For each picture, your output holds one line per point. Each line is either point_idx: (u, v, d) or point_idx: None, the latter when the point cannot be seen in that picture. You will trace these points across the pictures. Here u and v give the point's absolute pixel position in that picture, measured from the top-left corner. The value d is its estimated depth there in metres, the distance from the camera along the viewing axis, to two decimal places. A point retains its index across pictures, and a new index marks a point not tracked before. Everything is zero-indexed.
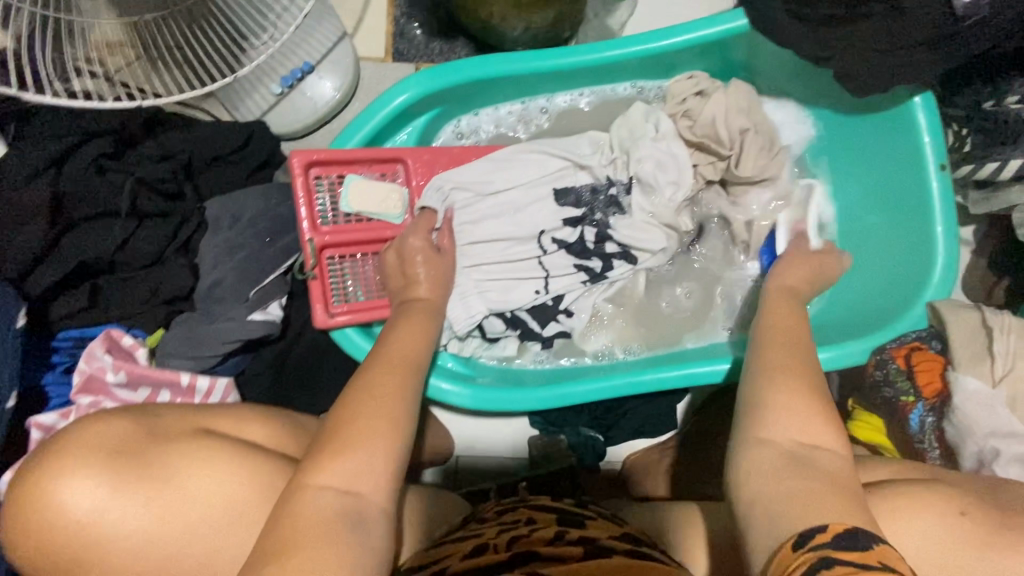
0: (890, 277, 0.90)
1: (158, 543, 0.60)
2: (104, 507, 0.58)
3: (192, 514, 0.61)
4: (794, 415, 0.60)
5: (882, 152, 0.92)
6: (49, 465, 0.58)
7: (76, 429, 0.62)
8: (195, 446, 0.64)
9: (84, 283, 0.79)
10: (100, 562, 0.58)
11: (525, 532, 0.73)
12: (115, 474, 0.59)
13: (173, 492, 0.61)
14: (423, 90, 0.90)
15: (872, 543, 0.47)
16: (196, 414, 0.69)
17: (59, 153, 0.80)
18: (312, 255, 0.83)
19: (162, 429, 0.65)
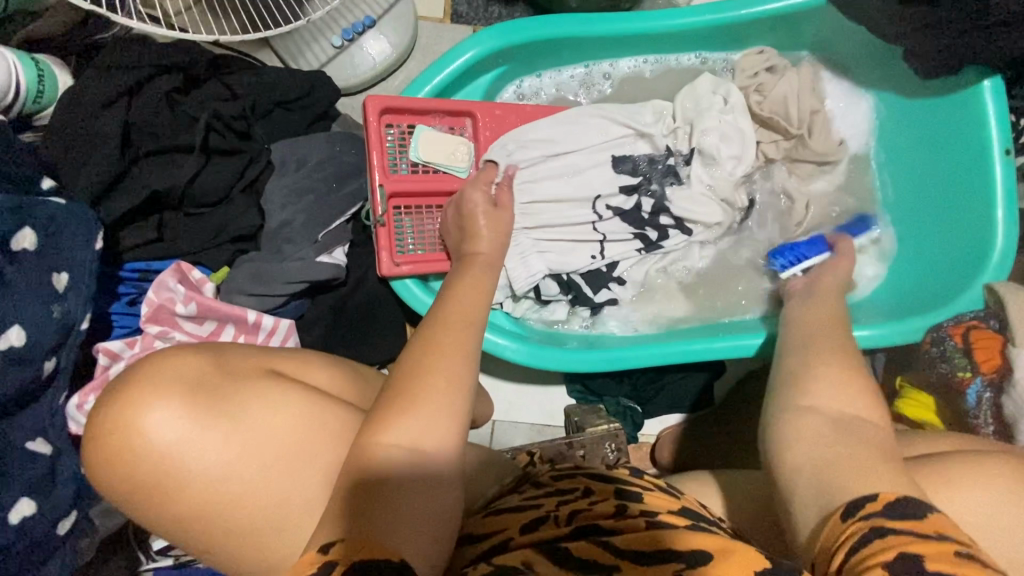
0: (947, 260, 0.92)
1: (236, 489, 0.53)
2: (187, 442, 0.52)
3: (270, 461, 0.54)
4: (846, 393, 0.55)
5: (944, 135, 0.93)
6: (126, 391, 0.53)
7: (153, 358, 0.56)
8: (271, 387, 0.57)
9: (153, 215, 0.79)
10: (170, 503, 0.52)
11: (588, 505, 0.61)
12: (192, 404, 0.53)
13: (251, 432, 0.54)
14: (494, 45, 0.89)
15: (926, 512, 0.44)
16: (263, 350, 0.63)
17: (132, 83, 0.80)
18: (381, 201, 0.83)
19: (235, 366, 0.59)
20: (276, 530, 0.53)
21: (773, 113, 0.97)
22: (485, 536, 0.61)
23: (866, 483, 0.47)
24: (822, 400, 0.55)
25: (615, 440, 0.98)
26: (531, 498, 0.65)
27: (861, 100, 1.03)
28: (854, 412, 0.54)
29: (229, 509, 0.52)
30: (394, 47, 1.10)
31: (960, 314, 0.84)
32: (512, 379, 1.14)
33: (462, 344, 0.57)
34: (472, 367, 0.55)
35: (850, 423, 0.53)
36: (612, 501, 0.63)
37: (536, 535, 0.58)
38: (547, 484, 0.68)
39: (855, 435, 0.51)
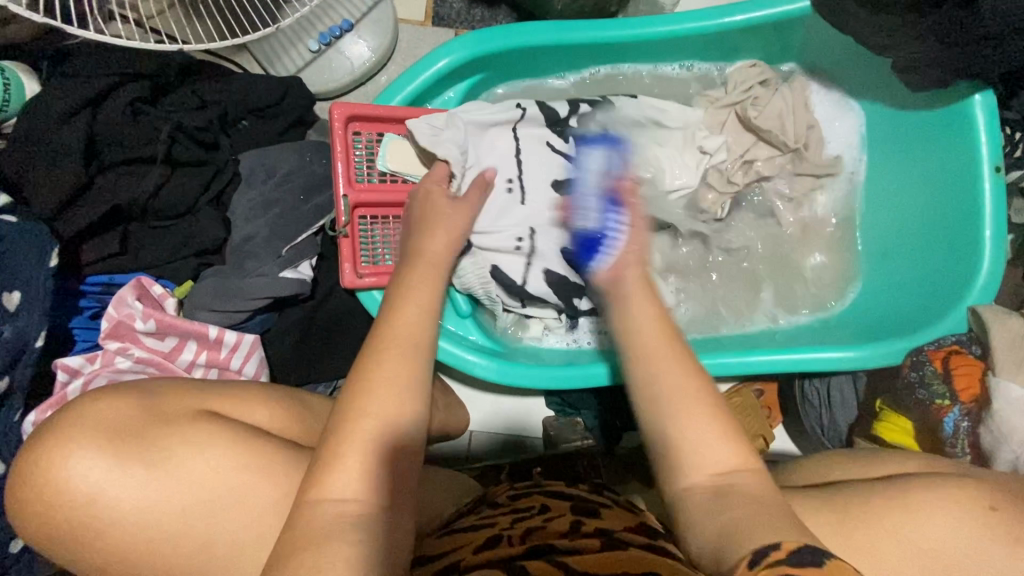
0: (931, 283, 0.89)
1: (156, 531, 0.56)
2: (105, 487, 0.55)
3: (195, 499, 0.57)
4: (705, 440, 0.55)
5: (930, 148, 0.91)
6: (51, 438, 0.56)
7: (87, 404, 0.59)
8: (198, 431, 0.60)
9: (116, 228, 0.78)
10: (99, 542, 0.55)
11: (540, 524, 0.66)
12: (116, 452, 0.56)
13: (175, 475, 0.57)
14: (470, 54, 0.87)
15: (825, 555, 0.41)
16: (200, 393, 0.65)
17: (94, 93, 0.78)
18: (346, 212, 0.82)
19: (163, 412, 0.61)
20: (213, 556, 0.57)
21: (768, 127, 0.94)
22: (437, 555, 0.65)
23: (756, 534, 0.46)
24: (694, 467, 0.54)
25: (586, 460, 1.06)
26: (486, 518, 0.70)
27: (849, 113, 1.00)
28: (726, 467, 0.54)
29: (157, 544, 0.56)
30: (372, 51, 1.08)
31: (941, 337, 0.82)
32: (488, 389, 1.13)
33: (405, 382, 0.58)
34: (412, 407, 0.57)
35: (727, 480, 0.53)
36: (567, 519, 0.67)
37: (487, 554, 0.61)
38: (503, 504, 0.74)
39: (736, 494, 0.51)
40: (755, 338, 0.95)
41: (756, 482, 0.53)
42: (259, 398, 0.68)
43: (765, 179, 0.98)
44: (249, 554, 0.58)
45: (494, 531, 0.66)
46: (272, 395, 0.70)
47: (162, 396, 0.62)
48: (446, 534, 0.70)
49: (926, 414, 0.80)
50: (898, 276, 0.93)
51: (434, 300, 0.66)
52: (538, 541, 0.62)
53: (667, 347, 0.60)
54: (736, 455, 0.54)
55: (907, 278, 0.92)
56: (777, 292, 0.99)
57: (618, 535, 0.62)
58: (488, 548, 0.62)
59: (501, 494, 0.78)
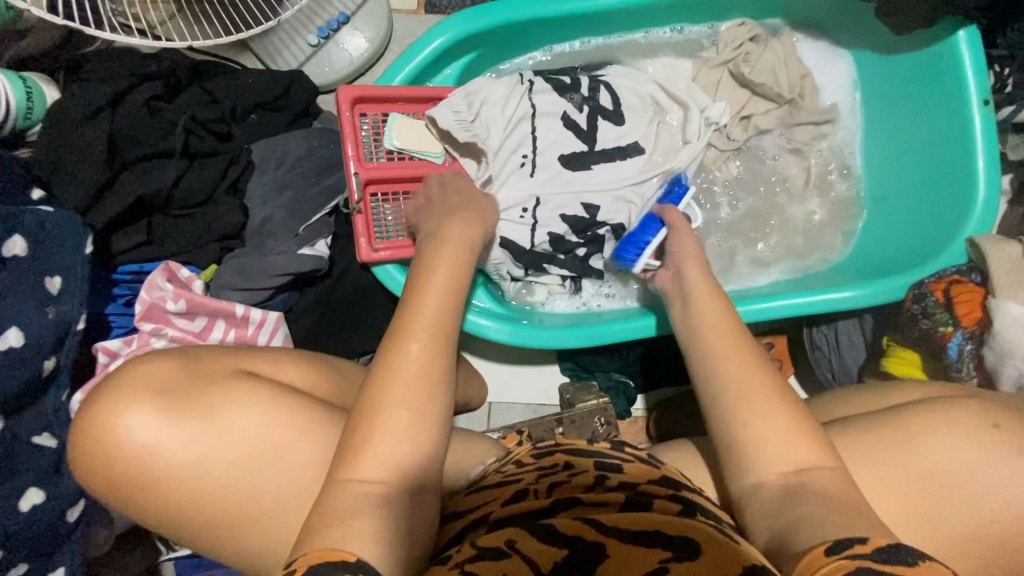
0: (931, 218, 0.90)
1: (206, 481, 0.61)
2: (159, 439, 0.60)
3: (240, 452, 0.62)
4: (776, 435, 0.59)
5: (919, 91, 0.92)
6: (103, 399, 0.62)
7: (130, 368, 0.64)
8: (237, 388, 0.65)
9: (142, 219, 0.83)
10: (155, 491, 0.61)
11: (565, 478, 0.69)
12: (166, 409, 0.62)
13: (220, 429, 0.62)
14: (463, 31, 0.90)
15: (914, 559, 0.47)
16: (236, 354, 0.71)
17: (114, 93, 0.83)
18: (358, 188, 0.85)
19: (204, 371, 0.67)
20: (258, 504, 0.62)
21: (761, 81, 0.97)
22: (470, 510, 0.70)
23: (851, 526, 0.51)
24: (772, 452, 0.59)
25: (604, 414, 1.02)
26: (512, 474, 0.73)
27: (839, 62, 1.02)
28: (802, 464, 0.58)
29: (209, 491, 0.61)
30: (369, 41, 1.12)
31: (940, 269, 0.83)
32: (502, 360, 1.17)
33: (433, 362, 0.61)
34: (437, 370, 0.61)
35: (801, 481, 0.57)
36: (590, 471, 0.70)
37: (517, 508, 0.66)
38: (528, 461, 0.75)
39: (808, 492, 0.56)
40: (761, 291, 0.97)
41: (836, 480, 0.57)
42: (287, 359, 0.73)
43: (762, 132, 1.00)
44: (291, 500, 0.62)
45: (520, 485, 0.69)
46: (298, 357, 0.75)
47: (202, 358, 0.69)
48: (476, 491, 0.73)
49: (930, 343, 0.82)
50: (898, 218, 0.95)
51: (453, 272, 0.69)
52: (563, 494, 0.66)
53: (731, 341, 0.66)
54: (818, 454, 0.58)
55: (905, 218, 0.94)
56: (778, 242, 1.01)
57: (642, 489, 0.66)
58: (517, 502, 0.66)
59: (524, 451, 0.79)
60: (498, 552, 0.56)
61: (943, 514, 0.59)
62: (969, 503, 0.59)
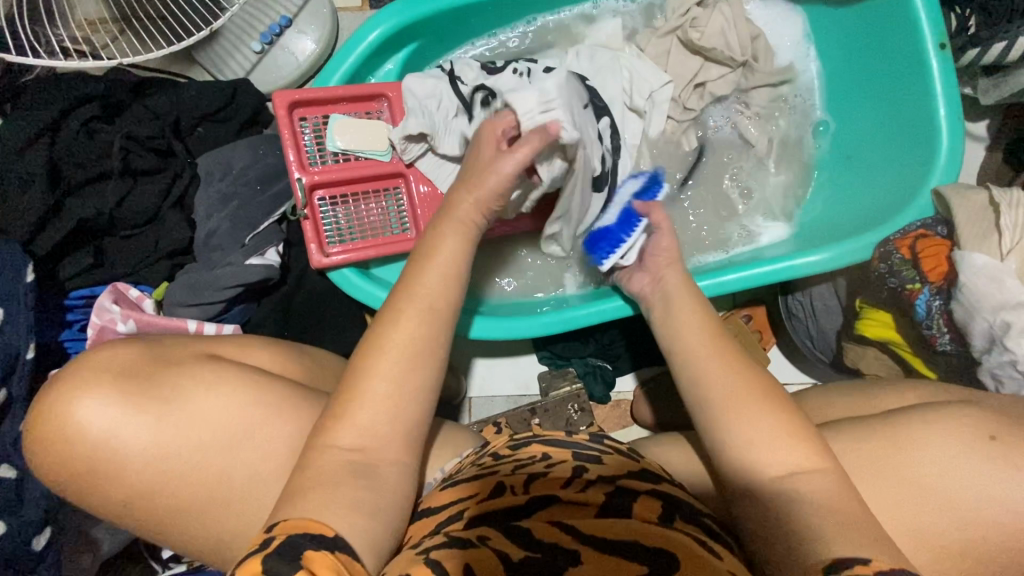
0: (896, 173, 0.87)
1: (166, 466, 0.59)
2: (116, 425, 0.59)
3: (210, 434, 0.61)
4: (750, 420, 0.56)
5: (877, 41, 0.89)
6: (61, 386, 0.60)
7: (92, 353, 0.63)
8: (201, 372, 0.63)
9: (89, 242, 0.82)
10: (112, 482, 0.59)
11: (541, 470, 0.67)
12: (127, 393, 0.60)
13: (184, 413, 0.61)
14: (399, 22, 0.88)
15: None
16: (201, 341, 0.70)
17: (52, 118, 0.82)
18: (301, 194, 0.84)
19: (169, 356, 0.65)
20: (211, 519, 0.60)
21: (712, 47, 0.93)
22: (443, 508, 0.66)
23: (839, 538, 0.49)
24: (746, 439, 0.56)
25: (576, 401, 1.06)
26: (488, 466, 0.70)
27: (791, 17, 0.98)
28: (796, 466, 0.55)
29: (170, 476, 0.60)
30: (315, 42, 1.10)
31: (908, 224, 0.81)
32: (479, 354, 1.15)
33: (412, 361, 0.59)
34: (420, 376, 0.59)
35: (790, 481, 0.54)
36: (568, 463, 0.69)
37: (495, 504, 0.63)
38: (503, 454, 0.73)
39: (803, 500, 0.52)
40: (734, 259, 0.94)
41: (833, 483, 0.54)
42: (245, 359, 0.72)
43: (718, 99, 0.97)
44: (242, 516, 0.61)
45: (495, 477, 0.67)
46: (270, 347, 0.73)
47: (167, 345, 0.67)
48: (449, 484, 0.70)
49: (900, 300, 0.79)
50: (868, 172, 0.91)
51: (459, 255, 0.65)
52: (541, 489, 0.64)
53: (707, 334, 0.64)
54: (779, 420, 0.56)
55: (875, 173, 0.90)
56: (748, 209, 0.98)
57: (622, 483, 0.66)
58: (494, 498, 0.64)
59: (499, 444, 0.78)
60: (466, 542, 0.58)
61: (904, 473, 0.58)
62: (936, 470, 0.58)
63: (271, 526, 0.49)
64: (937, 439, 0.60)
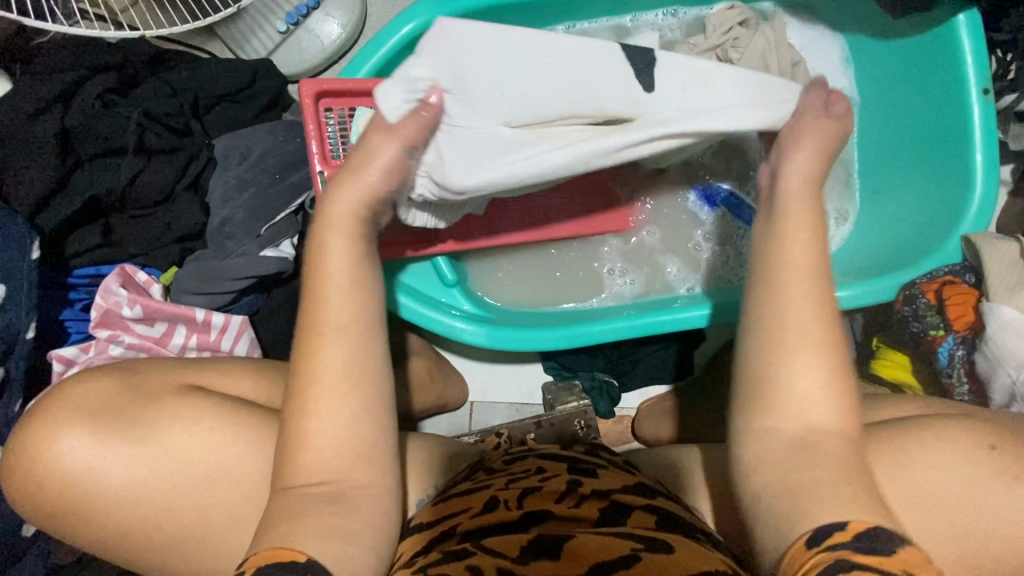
0: (927, 213, 0.86)
1: (142, 505, 0.57)
2: (92, 466, 0.57)
3: (184, 474, 0.58)
4: (813, 395, 0.52)
5: (917, 80, 0.87)
6: (34, 430, 0.58)
7: (54, 387, 0.61)
8: (179, 404, 0.60)
9: (97, 220, 0.79)
10: (94, 523, 0.57)
11: (536, 485, 0.64)
12: (96, 434, 0.58)
13: (157, 453, 0.58)
14: (434, 17, 0.85)
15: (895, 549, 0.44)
16: (185, 368, 0.66)
17: (64, 86, 0.78)
18: (323, 188, 0.81)
19: (140, 387, 0.62)
20: (198, 534, 0.57)
21: (751, 68, 0.92)
22: (432, 524, 0.62)
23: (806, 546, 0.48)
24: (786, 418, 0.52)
25: (584, 417, 1.01)
26: (482, 481, 0.68)
27: (831, 44, 0.96)
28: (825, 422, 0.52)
29: (152, 517, 0.57)
30: (342, 27, 1.06)
31: (935, 268, 0.79)
32: (484, 359, 1.13)
33: None
34: None
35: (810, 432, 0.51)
36: (563, 477, 0.66)
37: (486, 518, 0.60)
38: (499, 469, 0.71)
39: None
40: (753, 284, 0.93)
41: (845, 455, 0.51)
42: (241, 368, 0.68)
43: None
44: (237, 530, 0.57)
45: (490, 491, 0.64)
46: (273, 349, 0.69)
47: (143, 372, 0.64)
48: (439, 501, 0.67)
49: (921, 345, 0.79)
50: (894, 210, 0.91)
51: None
52: (533, 504, 0.61)
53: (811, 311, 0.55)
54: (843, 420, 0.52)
55: (902, 212, 0.89)
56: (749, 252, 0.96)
57: (616, 499, 0.62)
58: (487, 513, 0.61)
59: (495, 459, 0.76)
60: (461, 553, 0.54)
61: (920, 527, 0.57)
62: (954, 529, 0.56)
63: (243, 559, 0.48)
64: (938, 463, 0.58)
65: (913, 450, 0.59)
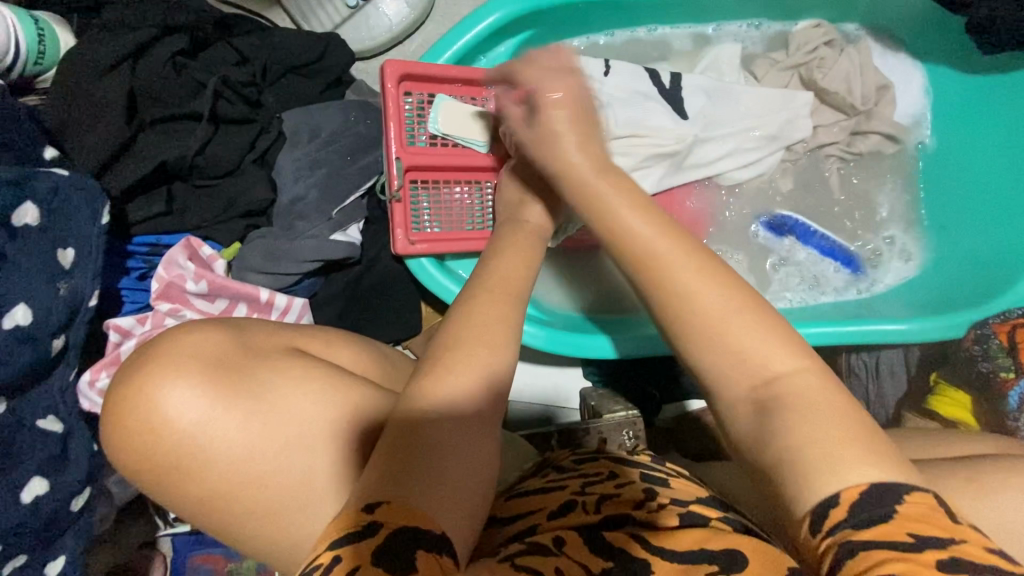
0: (997, 254, 0.85)
1: (256, 463, 0.51)
2: (211, 418, 0.50)
3: (300, 433, 0.53)
4: (742, 355, 0.45)
5: (1003, 119, 0.86)
6: (144, 373, 0.50)
7: (174, 333, 0.54)
8: (295, 362, 0.55)
9: (161, 187, 0.76)
10: (198, 483, 0.50)
11: (612, 491, 0.60)
12: (217, 382, 0.51)
13: (277, 411, 0.52)
14: (522, 8, 0.83)
15: (893, 509, 0.37)
16: (287, 330, 0.60)
17: (136, 44, 0.74)
18: (398, 175, 0.78)
19: (255, 344, 0.56)
20: (294, 513, 0.52)
21: (834, 89, 0.90)
22: (512, 519, 0.59)
23: None
24: (730, 380, 0.45)
25: (633, 428, 0.95)
26: (555, 480, 0.64)
27: (914, 73, 0.95)
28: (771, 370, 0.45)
29: (261, 479, 0.51)
30: (411, 7, 1.02)
31: (1008, 309, 0.79)
32: (526, 359, 1.11)
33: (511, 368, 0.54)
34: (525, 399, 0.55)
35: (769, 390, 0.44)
36: (637, 485, 0.62)
37: (566, 521, 0.57)
38: (569, 467, 0.67)
39: None
40: (813, 309, 0.91)
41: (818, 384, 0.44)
42: (337, 340, 0.64)
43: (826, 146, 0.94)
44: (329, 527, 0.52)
45: (566, 493, 0.61)
46: (350, 337, 0.66)
47: (250, 329, 0.58)
48: (514, 496, 0.63)
49: (989, 386, 0.80)
50: (963, 247, 0.90)
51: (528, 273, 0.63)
52: (614, 509, 0.58)
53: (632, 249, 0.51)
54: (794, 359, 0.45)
55: (974, 252, 0.88)
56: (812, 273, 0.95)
57: (696, 509, 0.59)
58: (564, 516, 0.57)
59: (563, 457, 0.72)
60: (544, 548, 0.53)
61: None
62: None
63: (377, 506, 0.44)
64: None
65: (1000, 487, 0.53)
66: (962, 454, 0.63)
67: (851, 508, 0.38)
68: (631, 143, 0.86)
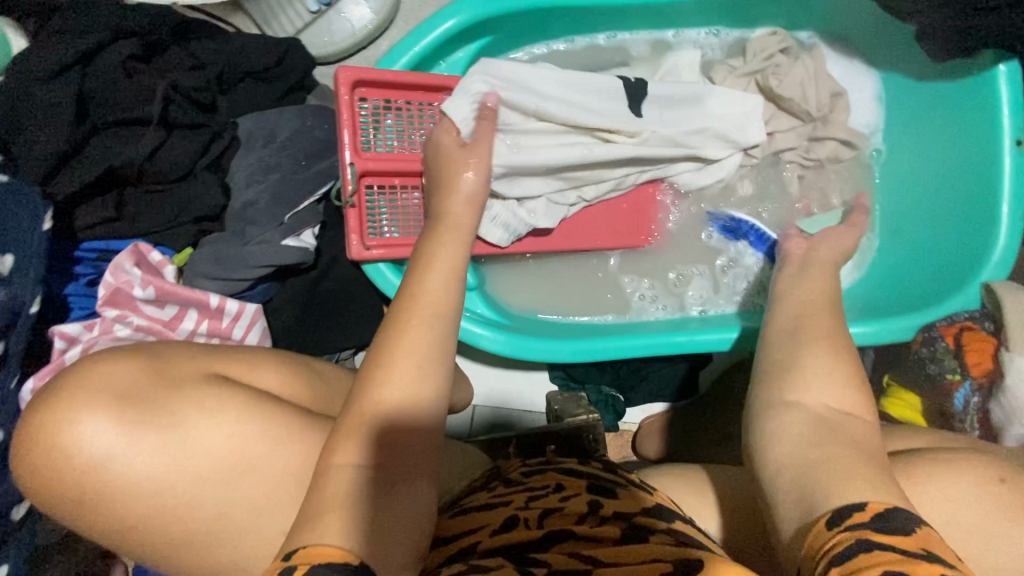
0: (944, 259, 0.87)
1: (168, 493, 0.53)
2: (118, 450, 0.52)
3: (211, 462, 0.54)
4: (822, 378, 0.50)
5: (950, 125, 0.88)
6: (53, 407, 0.52)
7: (88, 365, 0.56)
8: (209, 391, 0.57)
9: (110, 192, 0.75)
10: (110, 515, 0.52)
11: (557, 504, 0.61)
12: (124, 413, 0.53)
13: (188, 440, 0.54)
14: (478, 14, 0.83)
15: (913, 526, 0.40)
16: (211, 356, 0.62)
17: (84, 49, 0.73)
18: (352, 180, 0.78)
19: (173, 372, 0.58)
20: (215, 534, 0.54)
21: (790, 96, 0.91)
22: (452, 538, 0.60)
23: None
24: (814, 387, 0.50)
25: (593, 431, 0.97)
26: (499, 495, 0.65)
27: (867, 81, 0.97)
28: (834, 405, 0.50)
29: (176, 507, 0.53)
30: (374, 13, 1.03)
31: (954, 312, 0.80)
32: (492, 363, 1.12)
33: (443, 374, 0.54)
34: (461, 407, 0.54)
35: (839, 417, 0.49)
36: (583, 496, 0.62)
37: (507, 538, 0.57)
38: (518, 481, 0.67)
39: None
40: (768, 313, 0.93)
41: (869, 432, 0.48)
42: (263, 362, 0.65)
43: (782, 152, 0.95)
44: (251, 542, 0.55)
45: (510, 508, 0.61)
46: (287, 356, 0.67)
47: (175, 354, 0.60)
48: (457, 514, 0.64)
49: (937, 389, 0.81)
50: (912, 253, 0.92)
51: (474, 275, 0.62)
52: (555, 524, 0.58)
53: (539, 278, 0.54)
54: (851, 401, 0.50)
55: (922, 258, 0.90)
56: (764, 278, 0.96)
57: (638, 521, 0.58)
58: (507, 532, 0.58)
59: (513, 468, 0.72)
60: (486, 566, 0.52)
61: None
62: None
63: (289, 553, 0.42)
64: (945, 486, 0.52)
65: (921, 469, 0.52)
66: (899, 446, 0.63)
67: (875, 515, 0.40)
68: (587, 147, 0.86)
